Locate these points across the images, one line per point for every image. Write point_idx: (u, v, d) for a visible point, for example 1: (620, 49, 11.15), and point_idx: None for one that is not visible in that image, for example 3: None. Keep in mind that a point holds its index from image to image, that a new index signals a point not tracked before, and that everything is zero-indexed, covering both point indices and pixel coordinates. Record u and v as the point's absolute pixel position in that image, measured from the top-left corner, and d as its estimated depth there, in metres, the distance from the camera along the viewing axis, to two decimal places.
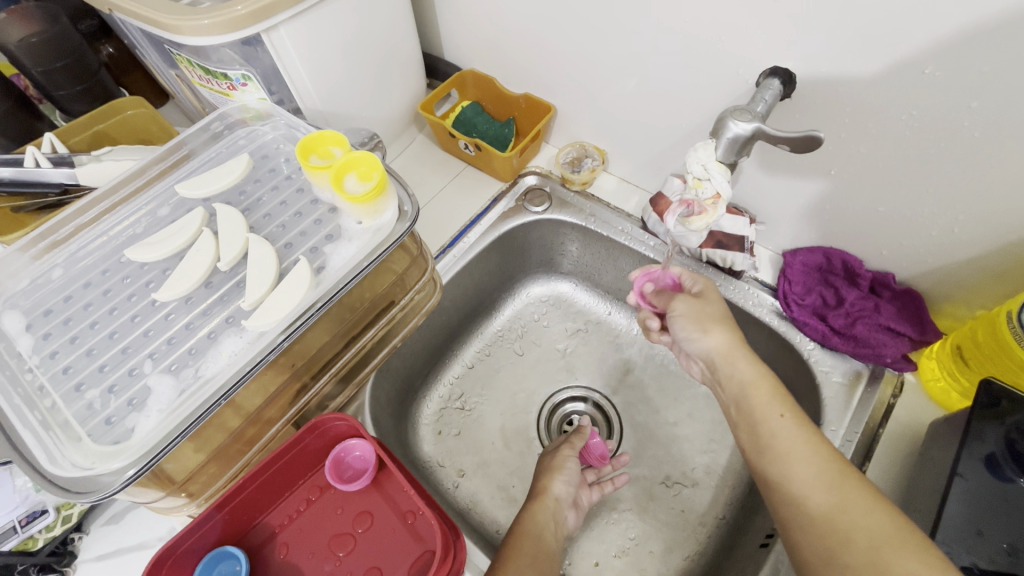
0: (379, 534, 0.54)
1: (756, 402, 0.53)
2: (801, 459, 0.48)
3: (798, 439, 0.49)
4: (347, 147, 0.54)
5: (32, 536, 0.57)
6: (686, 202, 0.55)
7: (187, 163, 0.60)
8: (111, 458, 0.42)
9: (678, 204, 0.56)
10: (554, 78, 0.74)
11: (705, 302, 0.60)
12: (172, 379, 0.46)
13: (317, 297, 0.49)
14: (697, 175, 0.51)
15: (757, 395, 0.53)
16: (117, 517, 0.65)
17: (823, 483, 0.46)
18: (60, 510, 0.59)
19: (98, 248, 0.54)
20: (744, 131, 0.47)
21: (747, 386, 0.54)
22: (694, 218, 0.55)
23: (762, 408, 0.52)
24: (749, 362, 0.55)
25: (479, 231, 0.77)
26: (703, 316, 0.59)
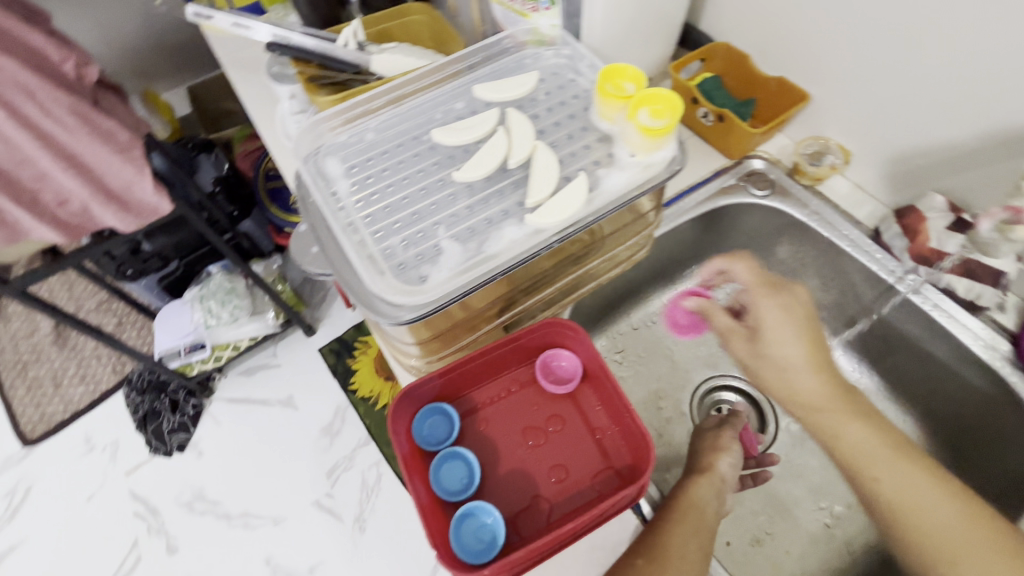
0: (568, 438, 0.59)
1: (860, 449, 0.58)
2: (922, 505, 0.55)
3: (899, 485, 0.55)
4: (643, 85, 0.57)
5: None
6: (1013, 208, 0.58)
7: (478, 69, 0.67)
8: (408, 297, 0.49)
9: (999, 210, 0.60)
10: (822, 66, 0.72)
11: (770, 335, 0.61)
12: (460, 247, 0.52)
13: (588, 213, 0.54)
14: None
15: (865, 443, 0.58)
16: None
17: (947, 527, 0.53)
18: None
19: (398, 122, 0.62)
20: None
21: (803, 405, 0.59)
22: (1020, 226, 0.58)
23: (869, 469, 0.57)
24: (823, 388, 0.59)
25: (695, 200, 0.78)
26: (792, 345, 0.60)
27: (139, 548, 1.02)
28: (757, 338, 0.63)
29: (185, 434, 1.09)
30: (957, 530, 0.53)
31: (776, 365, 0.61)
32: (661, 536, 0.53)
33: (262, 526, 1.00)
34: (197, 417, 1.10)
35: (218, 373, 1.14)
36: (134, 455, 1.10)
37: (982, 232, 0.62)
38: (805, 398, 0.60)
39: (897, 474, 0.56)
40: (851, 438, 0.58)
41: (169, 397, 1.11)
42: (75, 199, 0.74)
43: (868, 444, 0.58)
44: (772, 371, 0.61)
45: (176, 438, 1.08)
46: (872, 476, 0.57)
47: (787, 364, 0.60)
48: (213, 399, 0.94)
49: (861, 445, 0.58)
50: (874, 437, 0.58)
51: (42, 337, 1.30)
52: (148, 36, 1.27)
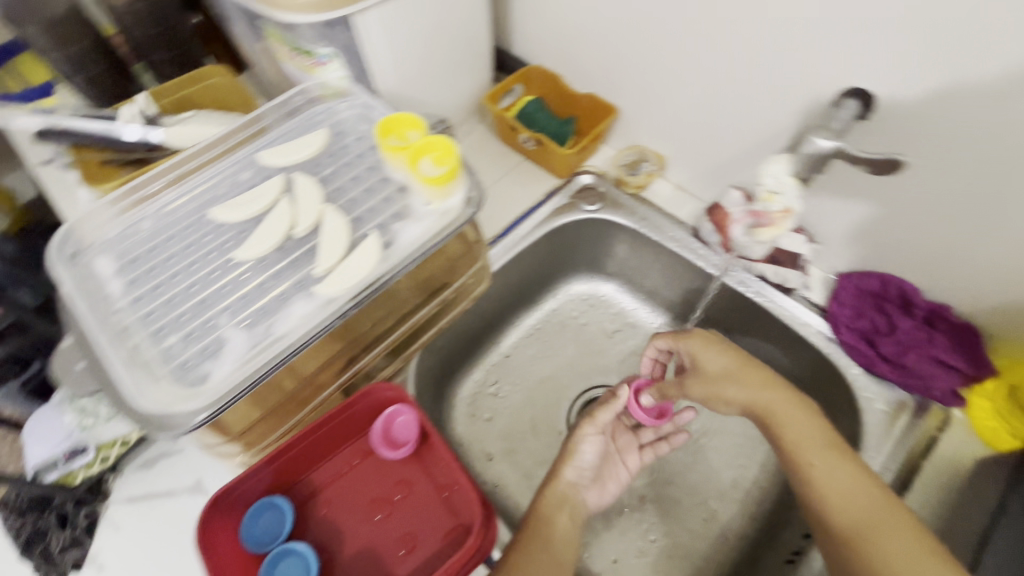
0: (416, 502, 0.57)
1: (791, 430, 0.57)
2: (852, 495, 0.51)
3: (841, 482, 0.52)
4: (424, 131, 0.56)
5: (72, 471, 0.62)
6: (758, 213, 0.61)
7: (268, 132, 0.64)
8: (188, 400, 0.45)
9: (751, 214, 0.62)
10: (621, 81, 0.75)
11: (705, 369, 0.62)
12: (245, 334, 0.49)
13: (383, 272, 0.52)
14: (773, 189, 0.55)
15: (799, 432, 0.56)
16: (151, 462, 0.65)
17: (874, 518, 0.50)
18: (99, 450, 0.63)
19: (183, 204, 0.58)
20: (827, 147, 0.49)
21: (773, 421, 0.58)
22: (765, 227, 0.62)
23: (804, 449, 0.55)
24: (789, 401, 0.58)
25: (531, 224, 0.79)
26: (716, 352, 0.63)
27: None
28: (698, 362, 0.63)
29: None
30: (872, 532, 0.49)
31: (723, 382, 0.61)
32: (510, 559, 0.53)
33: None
34: (95, 525, 0.62)
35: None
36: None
37: (741, 235, 0.66)
38: (767, 402, 0.59)
39: (836, 470, 0.53)
40: (779, 419, 0.58)
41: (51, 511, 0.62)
42: None
43: (802, 432, 0.56)
44: (729, 386, 0.61)
45: (70, 556, 0.60)
46: (809, 466, 0.54)
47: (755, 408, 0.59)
48: (83, 478, 0.62)
49: (782, 423, 0.57)
50: (823, 446, 0.55)
51: None
52: None
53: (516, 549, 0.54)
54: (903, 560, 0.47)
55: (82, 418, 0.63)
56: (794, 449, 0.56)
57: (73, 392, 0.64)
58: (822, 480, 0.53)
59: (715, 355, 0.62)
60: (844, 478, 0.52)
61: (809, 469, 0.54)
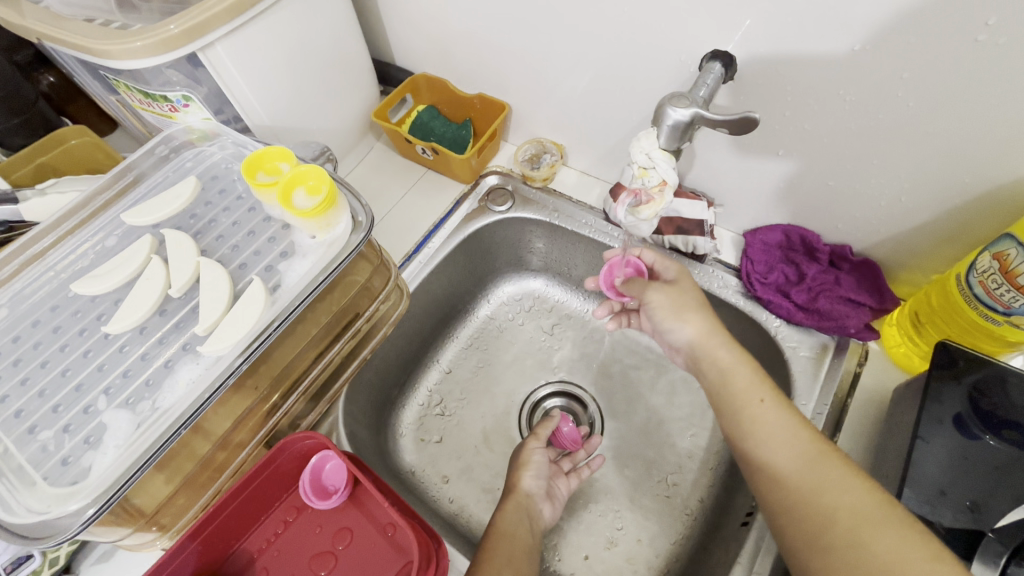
0: (359, 549, 0.53)
1: (730, 377, 0.56)
2: (785, 436, 0.51)
3: (778, 424, 0.52)
4: (293, 161, 0.53)
5: None
6: (633, 192, 0.55)
7: (134, 190, 0.59)
8: (67, 500, 0.41)
9: (626, 195, 0.56)
10: (506, 77, 0.74)
11: (679, 291, 0.62)
12: (128, 413, 0.45)
13: (274, 316, 0.49)
14: (642, 165, 0.50)
15: (738, 379, 0.56)
16: (109, 554, 0.61)
17: (804, 458, 0.49)
18: (46, 553, 0.56)
19: (45, 285, 0.53)
20: (683, 117, 0.46)
21: (728, 370, 0.57)
22: (643, 207, 0.55)
23: (742, 391, 0.55)
24: (734, 352, 0.57)
25: (444, 235, 0.76)
26: (673, 299, 0.62)
27: None
28: (676, 285, 0.63)
29: None
30: (802, 471, 0.49)
31: (691, 312, 0.60)
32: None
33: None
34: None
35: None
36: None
37: (623, 217, 0.58)
38: (711, 355, 0.58)
39: (771, 412, 0.52)
40: (720, 368, 0.57)
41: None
42: None
43: (740, 377, 0.56)
44: (688, 316, 0.60)
45: None
46: (750, 408, 0.54)
47: (702, 346, 0.59)
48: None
49: (724, 365, 0.57)
50: (763, 388, 0.55)
51: None
52: None
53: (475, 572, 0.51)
54: (832, 496, 0.46)
55: None
56: (733, 392, 0.55)
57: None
58: (757, 424, 0.53)
59: (691, 289, 0.62)
60: (777, 420, 0.52)
61: (745, 412, 0.54)
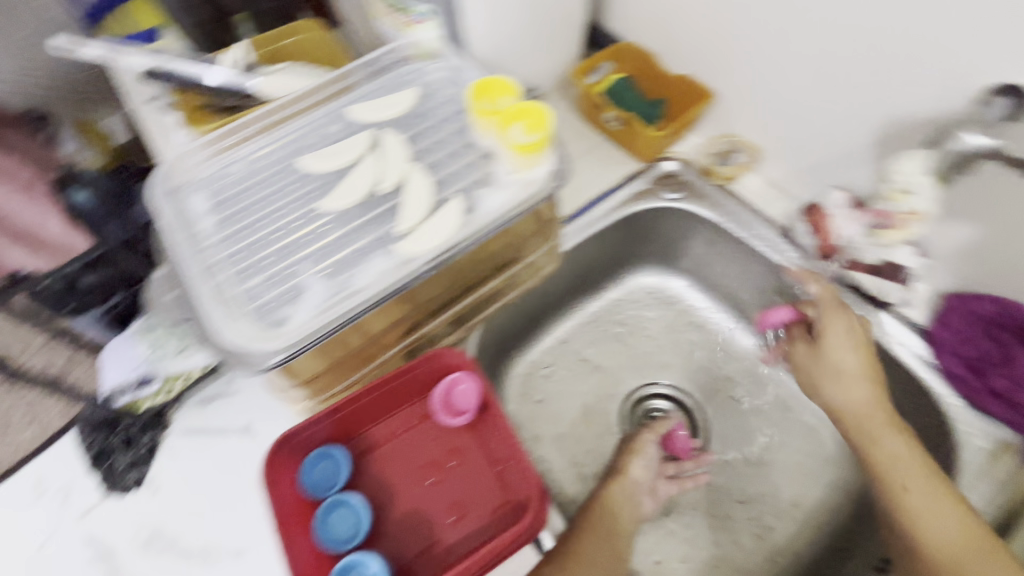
0: (468, 472, 0.56)
1: (892, 459, 0.55)
2: (941, 522, 0.51)
3: (934, 504, 0.52)
4: (517, 97, 0.54)
5: (141, 399, 0.68)
6: (877, 213, 0.59)
7: (355, 89, 0.63)
8: (266, 341, 0.46)
9: (867, 215, 0.60)
10: (726, 62, 0.70)
11: (824, 356, 0.61)
12: (324, 283, 0.49)
13: (464, 237, 0.51)
14: (903, 186, 0.54)
15: (901, 461, 0.54)
16: (212, 399, 0.71)
17: (962, 545, 0.50)
18: (165, 382, 0.69)
19: (270, 151, 0.59)
20: None
21: (874, 445, 0.56)
22: (886, 231, 0.59)
23: (894, 469, 0.54)
24: (890, 424, 0.56)
25: (609, 206, 0.75)
26: (839, 362, 0.60)
27: None
28: (819, 348, 0.61)
29: None
30: (958, 553, 0.50)
31: (835, 379, 0.60)
32: (572, 548, 0.52)
33: (187, 534, 0.65)
34: (155, 450, 0.69)
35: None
36: (88, 492, 0.67)
37: (855, 239, 0.62)
38: (861, 420, 0.58)
39: (929, 494, 0.52)
40: (881, 447, 0.56)
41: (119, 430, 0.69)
42: None
43: (895, 451, 0.55)
44: (832, 383, 0.60)
45: (131, 476, 0.67)
46: (900, 488, 0.53)
47: (848, 414, 0.59)
48: (149, 406, 0.69)
49: (873, 440, 0.56)
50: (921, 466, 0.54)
51: None
52: None
53: (575, 542, 0.53)
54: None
55: (152, 351, 0.68)
56: (882, 469, 0.55)
57: (149, 321, 0.70)
58: (911, 506, 0.53)
59: (846, 360, 0.59)
60: (932, 502, 0.52)
61: (897, 489, 0.54)
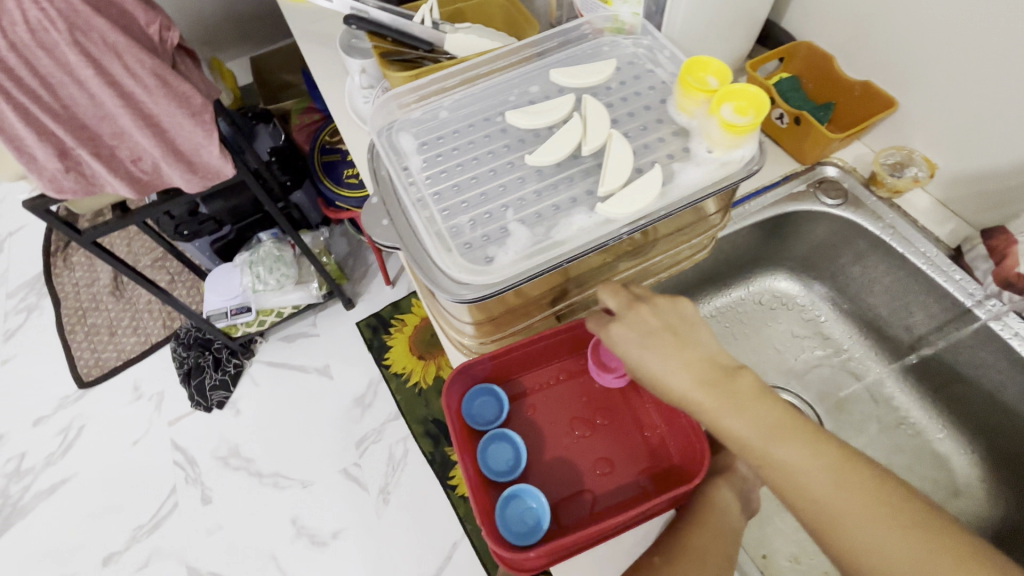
0: (616, 432, 0.58)
1: (797, 472, 0.42)
2: (876, 543, 0.40)
3: (844, 514, 0.41)
4: (726, 80, 0.55)
5: (233, 325, 1.25)
6: None
7: (551, 55, 0.66)
8: (473, 275, 0.50)
9: None
10: (915, 73, 0.68)
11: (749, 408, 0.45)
12: (527, 230, 0.52)
13: (661, 207, 0.53)
14: None
15: (800, 466, 0.42)
16: None
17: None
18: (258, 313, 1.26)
19: (470, 104, 0.62)
20: None
21: (789, 483, 0.42)
22: None
23: (785, 484, 0.42)
24: (769, 421, 0.44)
25: (762, 204, 0.76)
26: (652, 355, 0.47)
27: (178, 494, 1.20)
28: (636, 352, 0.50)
29: (225, 392, 1.29)
30: None
31: (682, 389, 0.46)
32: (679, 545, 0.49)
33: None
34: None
35: (259, 338, 1.36)
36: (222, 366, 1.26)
37: None
38: (750, 443, 0.43)
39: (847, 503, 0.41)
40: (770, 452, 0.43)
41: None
42: (147, 157, 0.87)
43: (789, 457, 0.42)
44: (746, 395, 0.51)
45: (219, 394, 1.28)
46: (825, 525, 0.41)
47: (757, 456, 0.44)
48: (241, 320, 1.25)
49: (800, 484, 0.42)
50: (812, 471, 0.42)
51: (103, 288, 1.48)
52: (223, 10, 1.39)
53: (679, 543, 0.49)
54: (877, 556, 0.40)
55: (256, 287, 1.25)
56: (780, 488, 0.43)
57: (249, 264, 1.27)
58: (860, 546, 0.40)
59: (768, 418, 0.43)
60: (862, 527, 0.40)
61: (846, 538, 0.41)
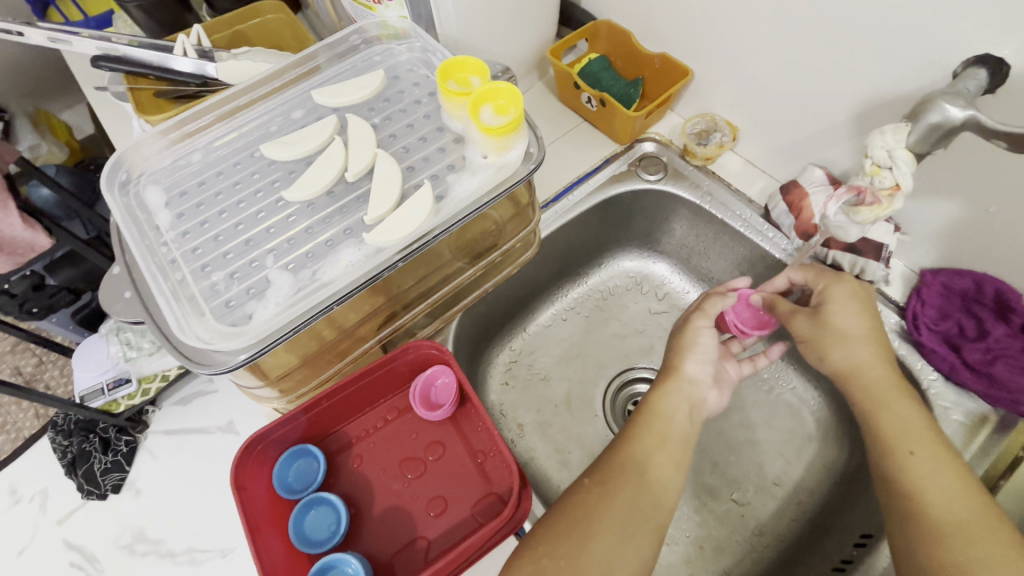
0: (449, 465, 0.55)
1: (906, 428, 0.51)
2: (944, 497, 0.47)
3: (936, 471, 0.48)
4: (486, 78, 0.53)
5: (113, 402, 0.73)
6: (856, 189, 0.54)
7: (321, 73, 0.60)
8: (229, 338, 0.45)
9: (844, 191, 0.56)
10: (701, 40, 0.68)
11: (832, 317, 0.57)
12: (290, 277, 0.47)
13: (435, 225, 0.49)
14: (878, 162, 0.50)
15: (906, 423, 0.51)
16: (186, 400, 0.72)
17: (968, 521, 0.45)
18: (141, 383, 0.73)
19: (231, 142, 0.56)
20: (954, 117, 0.44)
21: (892, 424, 0.52)
22: (863, 209, 0.54)
23: (892, 433, 0.52)
24: (893, 376, 0.54)
25: (585, 191, 0.74)
26: (852, 308, 0.57)
27: None
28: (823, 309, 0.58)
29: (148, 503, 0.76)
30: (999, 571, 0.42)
31: (843, 338, 0.56)
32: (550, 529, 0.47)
33: (170, 535, 0.63)
34: (134, 451, 0.68)
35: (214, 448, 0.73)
36: (66, 496, 0.67)
37: (831, 213, 0.57)
38: (867, 377, 0.54)
39: (925, 460, 0.49)
40: (875, 382, 0.54)
41: (98, 436, 0.70)
42: None
43: (899, 417, 0.52)
44: (837, 345, 0.56)
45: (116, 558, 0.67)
46: (907, 451, 0.50)
47: (858, 374, 0.55)
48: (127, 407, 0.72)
49: (898, 422, 0.52)
50: (913, 436, 0.51)
51: None
52: None
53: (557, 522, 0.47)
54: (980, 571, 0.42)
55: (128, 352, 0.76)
56: (880, 433, 0.52)
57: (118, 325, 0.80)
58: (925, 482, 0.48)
59: (857, 315, 0.57)
60: (932, 470, 0.48)
61: (898, 456, 0.50)
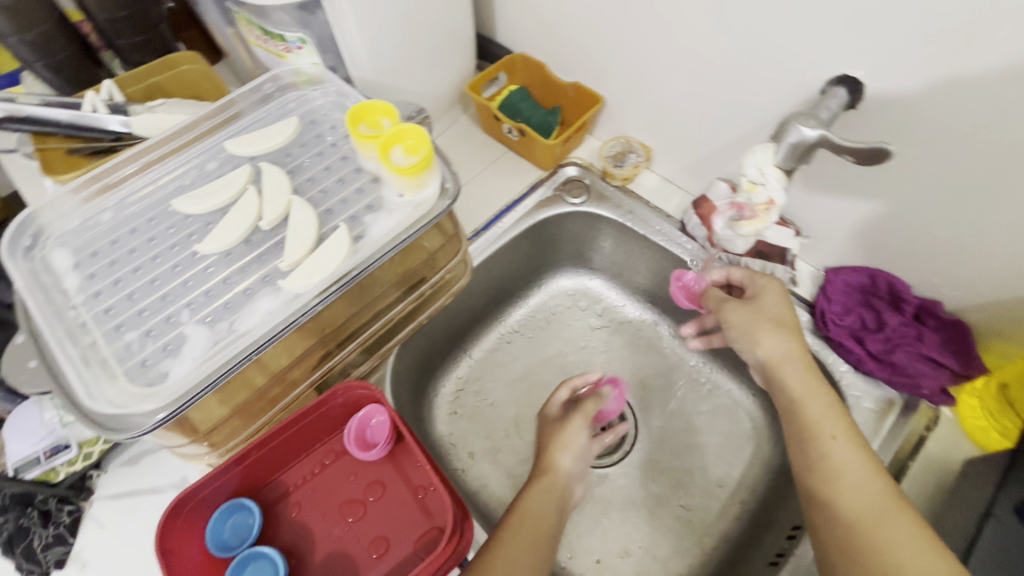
0: (389, 504, 0.55)
1: (825, 418, 0.54)
2: (858, 485, 0.50)
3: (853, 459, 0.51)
4: (395, 119, 0.55)
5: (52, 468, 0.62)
6: (738, 206, 0.62)
7: (236, 122, 0.61)
8: (143, 400, 0.44)
9: (729, 208, 0.64)
10: (608, 70, 0.72)
11: (758, 309, 0.60)
12: (207, 330, 0.47)
13: (353, 266, 0.50)
14: (753, 179, 0.57)
15: (822, 414, 0.54)
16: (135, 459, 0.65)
17: (877, 508, 0.48)
18: (82, 446, 0.63)
19: (144, 197, 0.55)
20: (809, 136, 0.49)
21: (812, 414, 0.54)
22: (745, 222, 0.63)
23: (812, 424, 0.54)
24: (809, 370, 0.57)
25: (514, 218, 0.76)
26: (777, 303, 0.60)
27: None
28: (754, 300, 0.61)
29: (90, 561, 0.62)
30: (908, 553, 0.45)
31: (772, 328, 0.59)
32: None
33: None
34: (78, 522, 0.61)
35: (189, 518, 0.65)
36: None
37: (721, 229, 0.66)
38: (787, 370, 0.57)
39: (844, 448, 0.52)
40: (793, 376, 0.57)
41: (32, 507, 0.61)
42: None
43: (820, 408, 0.54)
44: (767, 331, 0.59)
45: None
46: (827, 438, 0.53)
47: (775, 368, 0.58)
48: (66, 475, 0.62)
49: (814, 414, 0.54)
50: (833, 423, 0.54)
51: None
52: None
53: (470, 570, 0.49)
54: (888, 555, 0.46)
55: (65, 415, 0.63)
56: (801, 424, 0.55)
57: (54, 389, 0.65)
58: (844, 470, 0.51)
59: (777, 306, 0.60)
60: (851, 457, 0.51)
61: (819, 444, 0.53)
